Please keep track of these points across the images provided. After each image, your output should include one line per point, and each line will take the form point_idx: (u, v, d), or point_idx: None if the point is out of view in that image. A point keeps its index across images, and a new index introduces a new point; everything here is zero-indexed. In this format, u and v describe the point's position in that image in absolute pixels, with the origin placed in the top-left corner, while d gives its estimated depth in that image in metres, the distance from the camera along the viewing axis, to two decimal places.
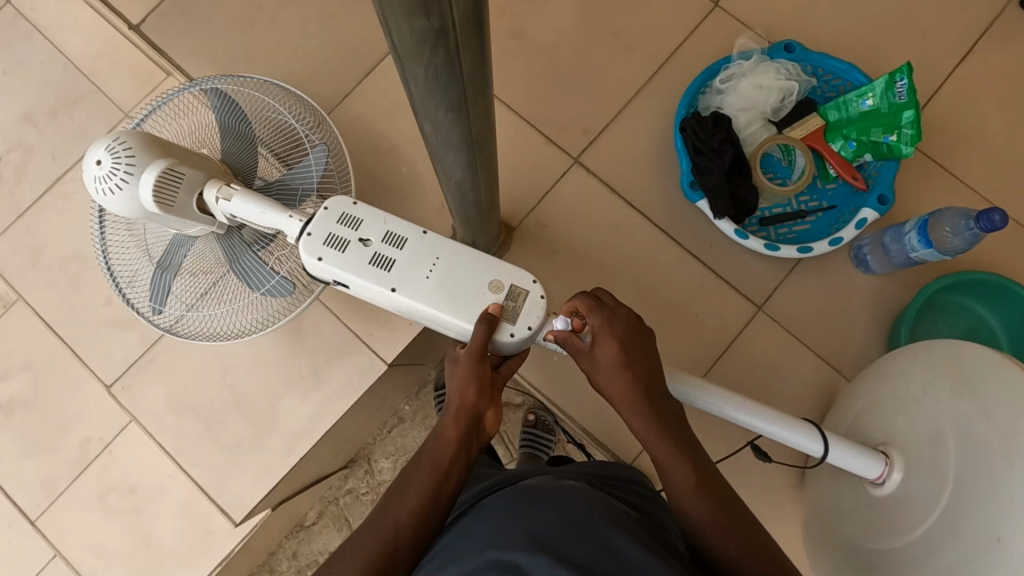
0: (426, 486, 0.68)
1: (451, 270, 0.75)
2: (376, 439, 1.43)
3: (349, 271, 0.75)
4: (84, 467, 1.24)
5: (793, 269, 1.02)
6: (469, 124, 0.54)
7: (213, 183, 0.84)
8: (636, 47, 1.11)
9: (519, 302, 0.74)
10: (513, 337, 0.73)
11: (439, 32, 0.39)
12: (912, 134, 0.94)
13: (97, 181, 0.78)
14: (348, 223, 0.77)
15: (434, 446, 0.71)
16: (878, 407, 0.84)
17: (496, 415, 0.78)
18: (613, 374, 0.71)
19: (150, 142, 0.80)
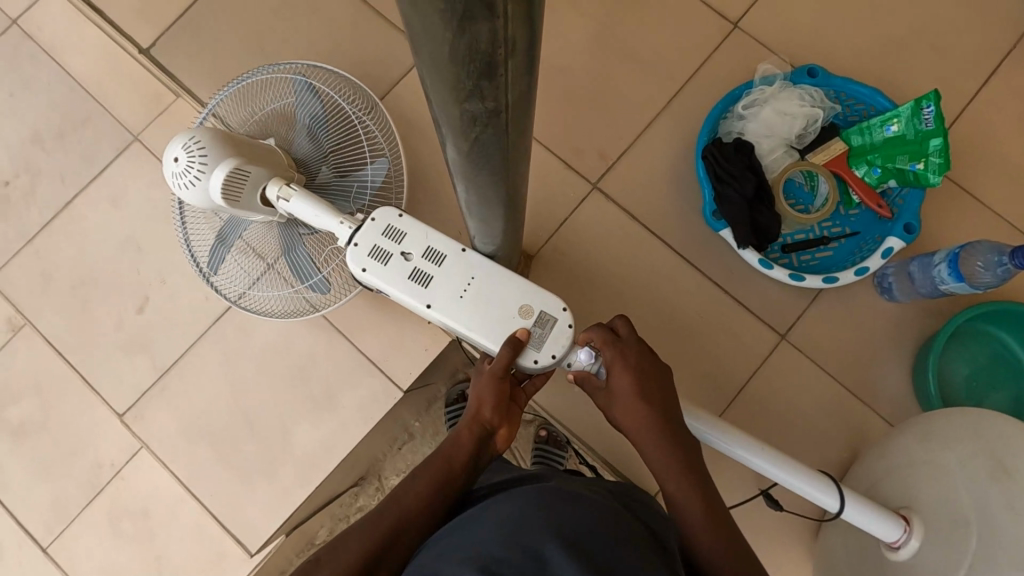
0: (427, 483, 0.67)
1: (488, 288, 0.73)
2: (386, 455, 1.23)
3: (386, 286, 0.74)
4: (95, 492, 1.20)
5: (813, 300, 1.01)
6: (502, 184, 0.53)
7: (276, 182, 0.81)
8: (655, 69, 1.10)
9: (546, 329, 0.72)
10: (536, 363, 0.72)
11: (490, 115, 0.36)
12: (939, 163, 0.92)
13: (174, 176, 0.76)
14: (392, 235, 0.75)
15: (444, 451, 0.71)
16: (907, 463, 0.83)
17: (508, 433, 0.76)
18: (628, 405, 0.70)
19: (223, 138, 0.78)
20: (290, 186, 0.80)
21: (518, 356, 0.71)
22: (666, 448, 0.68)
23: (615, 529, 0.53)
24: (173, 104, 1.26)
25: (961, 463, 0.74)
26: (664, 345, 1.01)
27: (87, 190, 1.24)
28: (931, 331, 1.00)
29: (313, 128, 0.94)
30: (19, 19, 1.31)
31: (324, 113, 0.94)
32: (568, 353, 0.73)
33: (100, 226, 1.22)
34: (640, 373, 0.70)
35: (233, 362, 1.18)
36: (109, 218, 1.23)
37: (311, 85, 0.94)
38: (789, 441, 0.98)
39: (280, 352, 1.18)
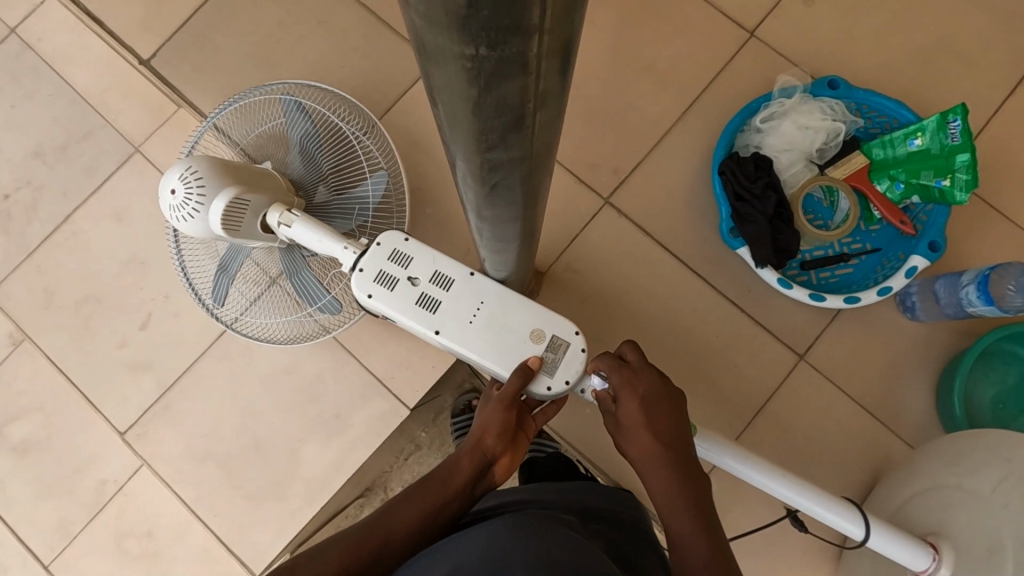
0: (420, 509, 0.64)
1: (498, 314, 0.70)
2: (393, 467, 1.17)
3: (393, 311, 0.71)
4: (99, 510, 1.18)
5: (832, 319, 0.98)
6: (520, 218, 0.50)
7: (277, 208, 0.80)
8: (668, 80, 1.07)
9: (559, 354, 0.69)
10: (549, 390, 0.69)
11: (513, 160, 0.34)
12: (967, 179, 0.89)
13: (172, 210, 0.75)
14: (398, 260, 0.72)
15: (443, 475, 0.68)
16: (932, 486, 0.80)
17: (508, 463, 0.72)
18: (635, 433, 0.65)
19: (220, 167, 0.77)
20: (292, 212, 0.80)
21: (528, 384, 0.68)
22: (671, 481, 0.63)
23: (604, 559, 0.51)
24: (175, 115, 1.24)
25: (992, 485, 0.71)
26: (678, 365, 0.98)
27: (89, 203, 1.22)
28: (955, 351, 0.97)
29: (311, 147, 0.93)
30: (19, 30, 1.28)
31: (318, 133, 0.93)
32: (581, 379, 0.70)
33: (102, 241, 1.20)
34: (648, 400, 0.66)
35: (237, 380, 1.15)
36: (111, 233, 1.21)
37: (303, 105, 0.93)
38: (809, 465, 0.95)
39: (285, 369, 1.15)
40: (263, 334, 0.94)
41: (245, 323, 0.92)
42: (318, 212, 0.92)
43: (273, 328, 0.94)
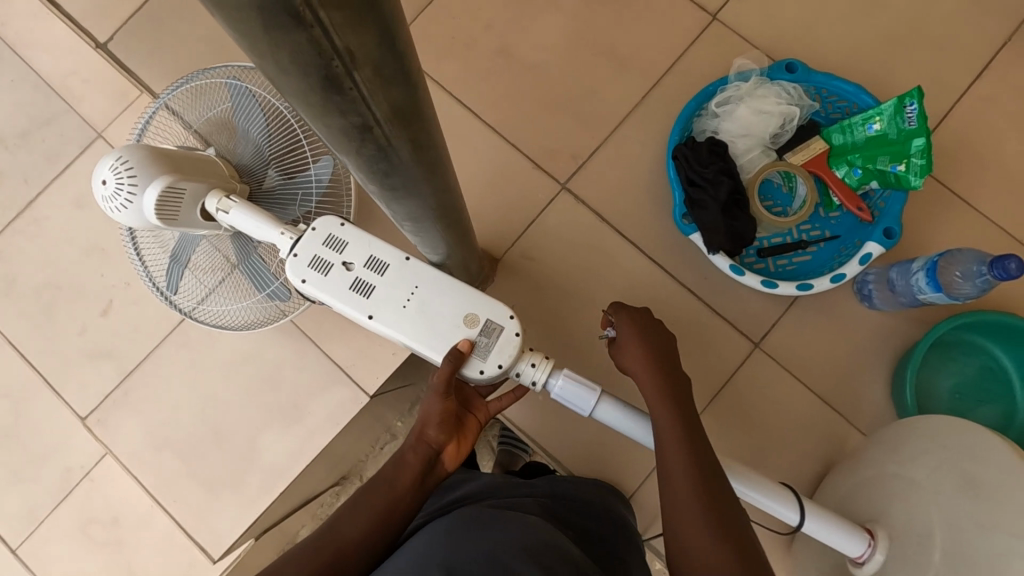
0: (371, 516, 0.62)
1: (431, 299, 0.68)
2: (368, 456, 1.30)
3: (327, 297, 0.69)
4: (66, 495, 1.18)
5: (788, 308, 0.97)
6: (422, 196, 0.49)
7: (215, 194, 0.81)
8: (627, 64, 1.05)
9: (492, 339, 0.67)
10: (482, 375, 0.67)
11: (362, 129, 0.33)
12: (921, 165, 0.88)
13: (106, 200, 0.76)
14: (334, 245, 0.70)
15: (388, 474, 0.66)
16: (877, 474, 0.79)
17: (455, 451, 0.72)
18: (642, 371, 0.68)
19: (152, 155, 0.77)
20: (229, 198, 0.80)
21: (461, 368, 0.66)
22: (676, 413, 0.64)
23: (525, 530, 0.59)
24: (137, 100, 1.23)
25: (928, 472, 0.70)
26: None
27: (51, 189, 1.21)
28: (913, 340, 0.95)
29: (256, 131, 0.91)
30: None
31: (263, 116, 0.91)
32: (515, 363, 0.68)
33: (65, 227, 1.20)
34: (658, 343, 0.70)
35: (198, 367, 1.15)
36: (73, 219, 1.20)
37: (248, 88, 0.92)
38: (763, 455, 0.94)
39: (246, 357, 1.15)
40: (220, 322, 0.93)
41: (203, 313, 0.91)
42: (263, 199, 0.92)
43: (230, 315, 0.93)
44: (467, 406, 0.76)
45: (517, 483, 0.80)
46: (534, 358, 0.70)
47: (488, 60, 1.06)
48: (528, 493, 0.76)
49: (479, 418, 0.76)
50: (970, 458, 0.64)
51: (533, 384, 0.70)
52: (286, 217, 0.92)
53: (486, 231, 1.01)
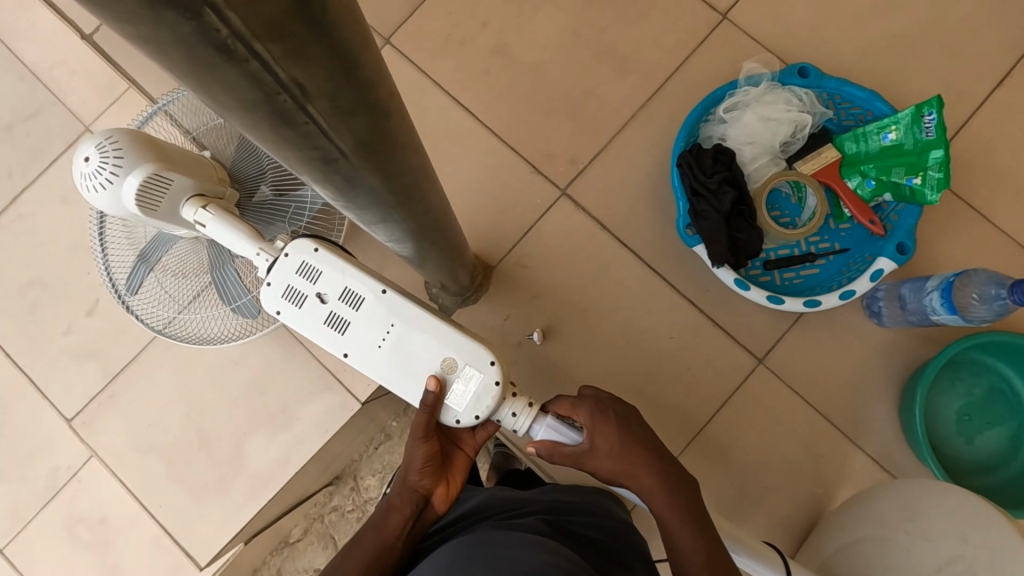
0: (359, 563, 0.63)
1: (406, 341, 0.68)
2: (363, 456, 1.26)
3: (303, 328, 0.70)
4: (53, 495, 1.15)
5: (794, 322, 0.94)
6: (401, 217, 0.46)
7: (193, 202, 0.79)
8: (631, 65, 1.01)
9: (470, 386, 0.67)
10: (458, 422, 0.68)
11: (325, 161, 0.29)
12: (939, 178, 0.84)
13: (85, 177, 0.74)
14: (306, 274, 0.70)
15: (375, 522, 0.66)
16: (881, 536, 0.73)
17: (446, 492, 0.72)
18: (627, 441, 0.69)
19: (142, 142, 0.76)
20: (207, 209, 0.78)
21: (437, 415, 0.69)
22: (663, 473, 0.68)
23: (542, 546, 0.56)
24: (125, 93, 1.18)
25: (933, 564, 0.63)
26: (631, 367, 0.94)
27: (35, 185, 1.17)
28: (922, 359, 0.92)
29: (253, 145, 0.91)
30: None
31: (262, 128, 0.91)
32: (494, 411, 0.69)
33: (49, 224, 1.16)
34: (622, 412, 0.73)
35: (185, 371, 1.12)
36: (58, 217, 1.16)
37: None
38: (763, 474, 0.91)
39: (234, 360, 1.12)
40: (175, 330, 0.89)
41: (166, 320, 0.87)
42: (253, 209, 0.91)
43: (190, 324, 0.89)
44: (455, 440, 0.75)
45: (518, 495, 0.76)
46: (516, 406, 0.69)
47: (485, 58, 1.02)
48: (533, 507, 0.72)
49: (469, 450, 0.75)
50: (987, 565, 0.57)
51: (514, 431, 0.70)
52: (277, 232, 0.92)
53: (481, 238, 0.98)
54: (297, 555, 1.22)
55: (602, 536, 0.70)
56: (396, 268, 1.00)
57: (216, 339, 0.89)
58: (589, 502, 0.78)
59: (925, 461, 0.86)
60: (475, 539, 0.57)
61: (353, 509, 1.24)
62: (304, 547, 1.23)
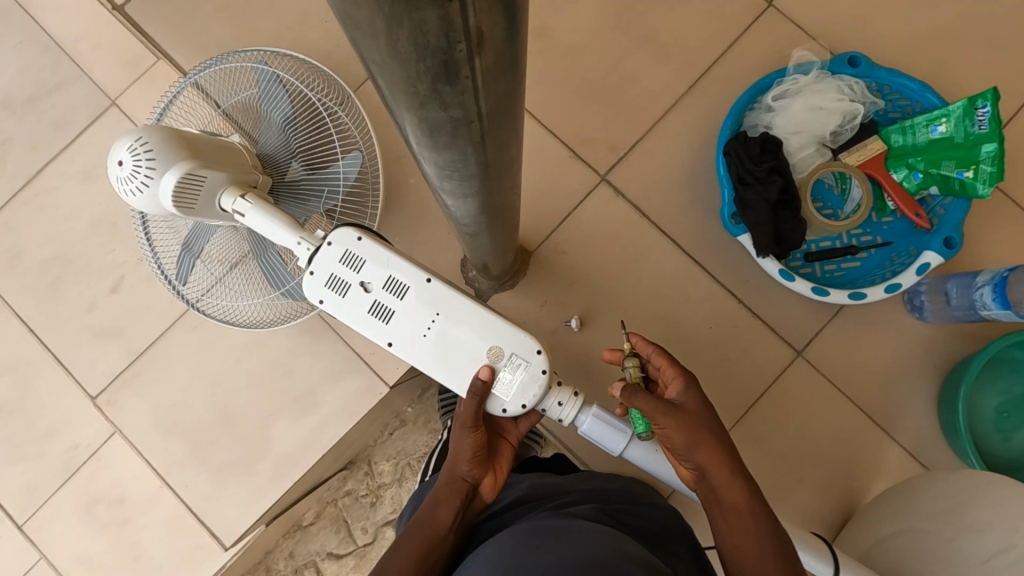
0: (411, 561, 0.62)
1: (452, 328, 0.66)
2: (377, 441, 1.22)
3: (346, 318, 0.68)
4: (71, 475, 1.13)
5: (833, 315, 0.93)
6: (484, 193, 0.44)
7: (231, 192, 0.76)
8: (675, 51, 0.99)
9: (517, 374, 0.65)
10: (504, 412, 0.66)
11: (459, 124, 0.28)
12: (992, 172, 0.83)
13: (121, 182, 0.71)
14: (350, 263, 0.68)
15: (424, 515, 0.66)
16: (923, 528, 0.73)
17: (492, 481, 0.72)
18: (709, 429, 0.62)
19: (172, 139, 0.72)
20: (246, 198, 0.76)
21: (484, 404, 0.66)
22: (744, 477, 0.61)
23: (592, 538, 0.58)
24: (152, 67, 1.15)
25: (984, 554, 0.63)
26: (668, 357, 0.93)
27: (60, 159, 1.13)
28: (961, 354, 0.92)
29: (283, 123, 0.87)
30: None
31: (291, 105, 0.87)
32: (540, 401, 0.66)
33: (72, 199, 1.12)
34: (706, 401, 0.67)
35: (210, 349, 1.08)
36: (82, 192, 1.12)
37: (277, 75, 0.88)
38: (798, 467, 0.91)
39: (259, 342, 1.09)
40: (229, 316, 0.89)
41: (212, 306, 0.87)
42: (286, 190, 0.88)
43: (241, 308, 0.89)
44: (499, 429, 0.74)
45: (558, 482, 0.76)
46: (561, 396, 0.67)
47: None
48: (575, 494, 0.72)
49: (513, 439, 0.75)
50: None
51: (559, 421, 0.68)
52: (311, 212, 0.90)
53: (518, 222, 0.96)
54: (310, 538, 1.19)
55: (647, 524, 0.71)
56: (430, 251, 0.98)
57: (261, 324, 0.89)
58: (627, 489, 0.78)
59: (965, 458, 0.86)
60: (533, 526, 0.60)
61: (367, 494, 1.20)
62: (317, 530, 1.20)
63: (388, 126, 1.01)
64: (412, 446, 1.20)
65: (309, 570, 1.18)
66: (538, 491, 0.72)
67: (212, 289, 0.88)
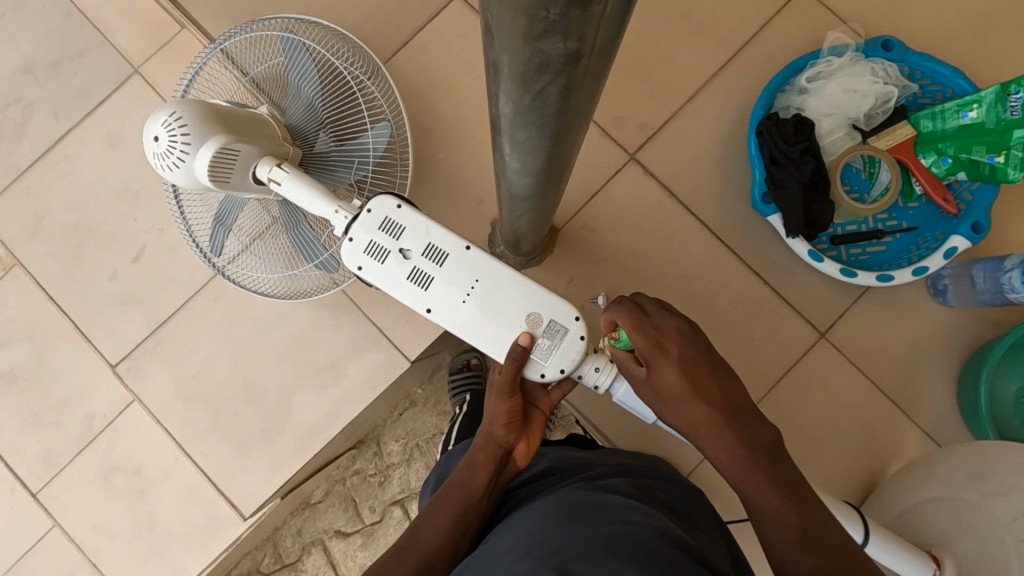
0: (446, 517, 0.64)
1: (494, 292, 0.67)
2: (387, 421, 1.22)
3: (386, 284, 0.69)
4: (88, 444, 1.11)
5: (857, 298, 0.94)
6: (553, 152, 0.45)
7: (266, 161, 0.75)
8: (707, 32, 0.99)
9: (557, 339, 0.66)
10: (543, 376, 0.67)
11: (569, 60, 0.28)
12: (1022, 158, 0.83)
13: (157, 158, 0.70)
14: (389, 230, 0.69)
15: (460, 478, 0.67)
16: (950, 497, 0.76)
17: (525, 447, 0.73)
18: (681, 402, 0.54)
19: (207, 113, 0.71)
20: (282, 166, 0.75)
21: (523, 369, 0.66)
22: (747, 446, 0.52)
23: (629, 513, 0.57)
24: (177, 36, 1.14)
25: None
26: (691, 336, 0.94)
27: (82, 126, 1.12)
28: (983, 339, 0.93)
29: (310, 94, 0.86)
30: None
31: (318, 76, 0.85)
32: (578, 366, 0.67)
33: (94, 167, 1.11)
34: (697, 358, 0.55)
35: (231, 324, 1.08)
36: (105, 160, 1.12)
37: (303, 43, 0.85)
38: (820, 447, 0.92)
39: (281, 315, 1.08)
40: (261, 287, 0.89)
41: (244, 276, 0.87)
42: (315, 162, 0.87)
43: (272, 279, 0.89)
44: (531, 399, 0.74)
45: (586, 457, 0.76)
46: (598, 361, 0.68)
47: None
48: (606, 469, 0.72)
49: (545, 408, 0.74)
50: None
51: (595, 387, 0.69)
52: (340, 185, 0.89)
53: None
54: (318, 516, 1.19)
55: (677, 502, 0.70)
56: (457, 226, 0.98)
57: (291, 294, 0.90)
58: (656, 468, 0.78)
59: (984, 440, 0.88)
60: (569, 496, 0.59)
61: (376, 473, 1.20)
62: (324, 509, 1.20)
63: (418, 100, 1.01)
64: (423, 427, 1.20)
65: (316, 548, 1.19)
66: (569, 464, 0.72)
67: (243, 259, 0.88)
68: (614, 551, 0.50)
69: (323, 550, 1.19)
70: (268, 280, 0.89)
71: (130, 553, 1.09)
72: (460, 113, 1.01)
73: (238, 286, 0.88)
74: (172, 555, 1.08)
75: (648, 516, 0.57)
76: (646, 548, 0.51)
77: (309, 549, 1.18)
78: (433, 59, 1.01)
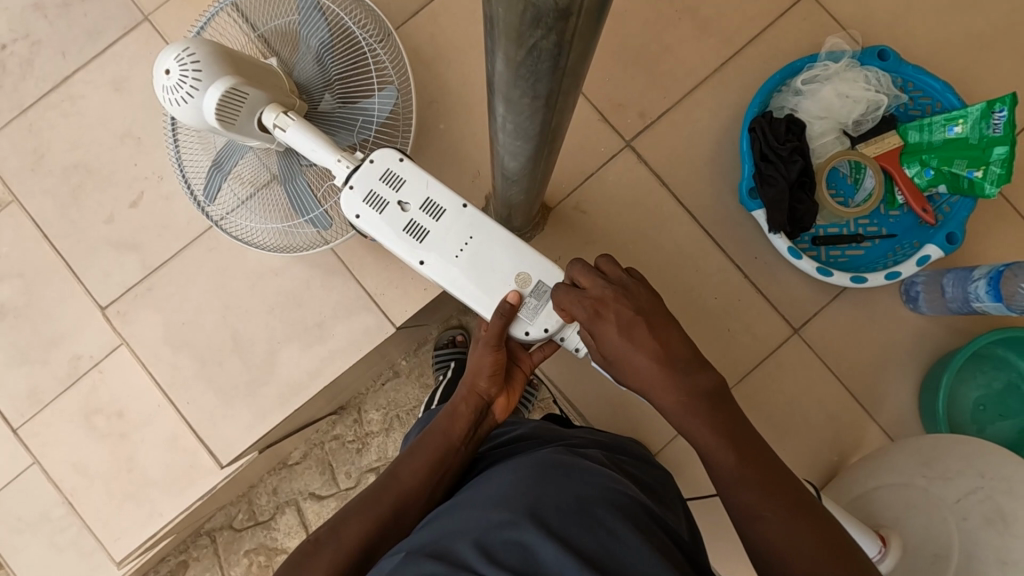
0: (424, 462, 0.67)
1: (485, 251, 0.70)
2: (369, 390, 1.24)
3: (381, 235, 0.71)
4: (73, 383, 1.13)
5: (833, 298, 0.97)
6: (547, 118, 0.47)
7: (273, 108, 0.76)
8: (712, 27, 1.01)
9: (544, 301, 0.69)
10: (527, 335, 0.69)
11: (558, 16, 0.30)
12: (1000, 173, 0.87)
13: (165, 91, 0.71)
14: (391, 181, 0.71)
15: (441, 424, 0.70)
16: (902, 483, 0.81)
17: (506, 403, 0.76)
18: (631, 362, 0.56)
19: (220, 54, 0.73)
20: (288, 114, 0.76)
21: (509, 326, 0.69)
22: (689, 392, 0.55)
23: (603, 475, 0.60)
24: None
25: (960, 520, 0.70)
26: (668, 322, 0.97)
27: (89, 68, 1.13)
28: (947, 347, 0.97)
29: (320, 52, 0.87)
30: None
31: (329, 34, 0.87)
32: (562, 328, 0.69)
33: (98, 110, 1.12)
34: (636, 320, 0.57)
35: (224, 276, 1.10)
36: (109, 103, 1.12)
37: (317, 2, 0.86)
38: (784, 439, 0.95)
39: (273, 272, 1.09)
40: (253, 240, 0.91)
41: (235, 226, 0.89)
42: (319, 119, 0.89)
43: (264, 235, 0.91)
44: (514, 358, 0.77)
45: (561, 428, 0.78)
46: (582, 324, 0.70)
47: None
48: (578, 439, 0.74)
49: (526, 368, 0.78)
50: (1007, 494, 0.70)
51: (576, 350, 0.71)
52: (341, 143, 0.90)
53: None
54: (294, 476, 1.22)
55: (646, 477, 0.73)
56: None
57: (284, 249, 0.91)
58: (627, 444, 0.80)
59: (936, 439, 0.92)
60: (549, 455, 0.62)
61: (354, 440, 1.22)
62: (302, 470, 1.23)
63: (425, 69, 1.02)
64: (404, 398, 1.23)
65: (290, 508, 1.21)
66: (542, 429, 0.74)
67: (238, 213, 0.89)
68: (586, 510, 0.53)
69: (297, 512, 1.21)
70: (261, 234, 0.91)
71: (105, 494, 1.11)
72: (465, 86, 1.02)
73: (234, 238, 0.89)
74: (149, 499, 1.10)
75: (618, 482, 0.60)
76: (614, 508, 0.54)
77: (283, 508, 1.21)
78: (442, 31, 1.03)
